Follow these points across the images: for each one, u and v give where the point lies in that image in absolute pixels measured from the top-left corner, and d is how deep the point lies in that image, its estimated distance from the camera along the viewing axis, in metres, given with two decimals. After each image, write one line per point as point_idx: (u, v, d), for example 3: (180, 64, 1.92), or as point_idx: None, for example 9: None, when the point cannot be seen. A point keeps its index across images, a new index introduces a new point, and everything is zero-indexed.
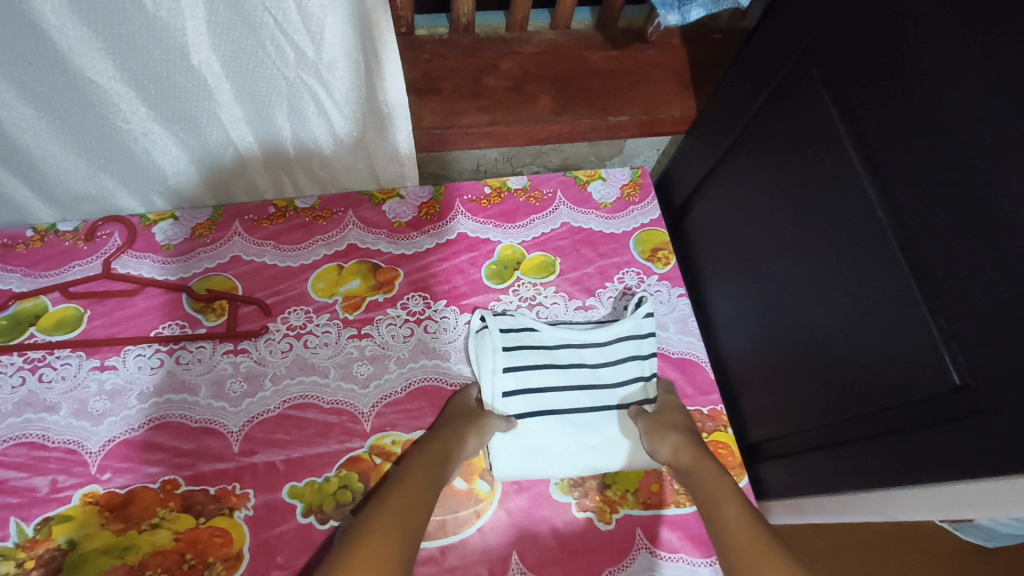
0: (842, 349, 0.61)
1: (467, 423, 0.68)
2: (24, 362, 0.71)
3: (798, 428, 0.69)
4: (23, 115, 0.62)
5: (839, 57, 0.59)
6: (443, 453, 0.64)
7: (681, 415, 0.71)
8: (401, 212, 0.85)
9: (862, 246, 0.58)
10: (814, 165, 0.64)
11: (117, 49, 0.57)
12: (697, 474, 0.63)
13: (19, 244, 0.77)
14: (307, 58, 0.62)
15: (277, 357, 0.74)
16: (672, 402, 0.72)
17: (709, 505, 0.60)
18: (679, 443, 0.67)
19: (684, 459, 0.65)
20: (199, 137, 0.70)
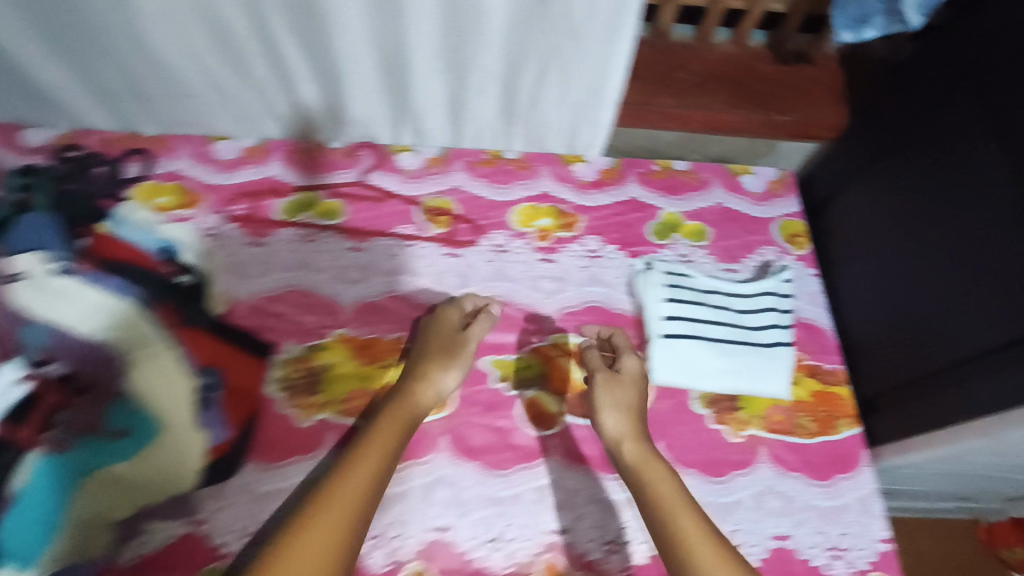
0: (974, 302, 0.74)
1: (450, 361, 0.79)
2: (299, 235, 0.93)
3: (925, 376, 0.82)
4: (354, 48, 0.84)
5: (989, 68, 0.74)
6: (423, 394, 0.76)
7: (636, 390, 0.77)
8: (586, 173, 1.02)
9: (989, 222, 0.73)
10: (951, 161, 0.79)
11: (436, 9, 0.79)
12: (650, 466, 0.70)
13: (300, 152, 1.00)
14: (568, 28, 0.82)
15: (483, 264, 0.94)
16: (632, 369, 0.79)
17: (655, 491, 0.67)
18: (630, 424, 0.74)
19: (642, 450, 0.72)
20: (460, 85, 0.91)
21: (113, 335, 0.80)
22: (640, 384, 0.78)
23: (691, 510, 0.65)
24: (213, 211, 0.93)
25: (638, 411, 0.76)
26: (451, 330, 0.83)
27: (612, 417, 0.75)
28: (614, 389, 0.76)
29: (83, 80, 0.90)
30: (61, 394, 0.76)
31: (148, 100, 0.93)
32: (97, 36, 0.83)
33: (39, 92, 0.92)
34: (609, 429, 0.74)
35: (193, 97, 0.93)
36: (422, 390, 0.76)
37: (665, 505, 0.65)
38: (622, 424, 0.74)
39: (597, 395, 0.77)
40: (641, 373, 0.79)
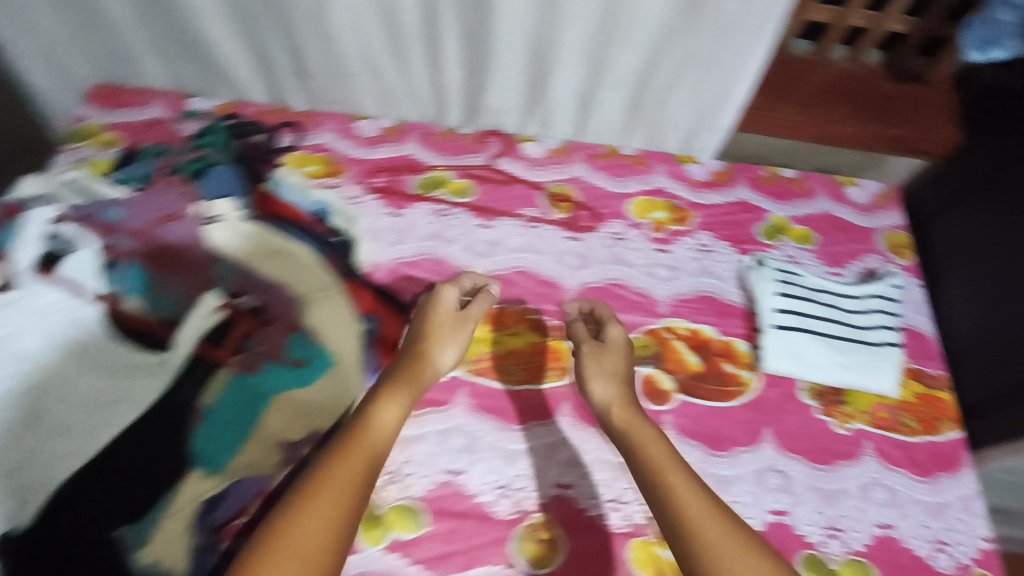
0: None
1: (444, 339, 0.77)
2: (433, 210, 1.00)
3: None
4: (510, 40, 0.92)
5: None
6: (407, 392, 0.71)
7: (622, 358, 0.80)
8: (699, 173, 1.08)
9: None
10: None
11: (595, 6, 0.86)
12: (636, 424, 0.71)
13: (435, 134, 1.08)
14: (712, 31, 0.88)
15: (603, 249, 0.99)
16: (617, 336, 0.82)
17: (686, 509, 0.61)
18: (621, 391, 0.76)
19: (631, 412, 0.73)
20: (597, 81, 0.98)
21: (299, 275, 0.80)
22: (625, 352, 0.81)
23: (688, 476, 0.65)
24: (357, 181, 1.01)
25: (625, 382, 0.77)
26: (449, 311, 0.80)
27: (601, 384, 0.76)
28: (603, 359, 0.79)
29: (254, 54, 1.00)
30: (249, 321, 0.76)
31: (307, 76, 1.02)
32: (278, 13, 0.92)
33: (214, 63, 1.02)
34: (598, 396, 0.76)
35: (349, 76, 1.01)
36: (411, 384, 0.72)
37: (698, 529, 0.60)
38: (613, 391, 0.75)
39: (586, 365, 0.79)
40: (625, 343, 0.82)
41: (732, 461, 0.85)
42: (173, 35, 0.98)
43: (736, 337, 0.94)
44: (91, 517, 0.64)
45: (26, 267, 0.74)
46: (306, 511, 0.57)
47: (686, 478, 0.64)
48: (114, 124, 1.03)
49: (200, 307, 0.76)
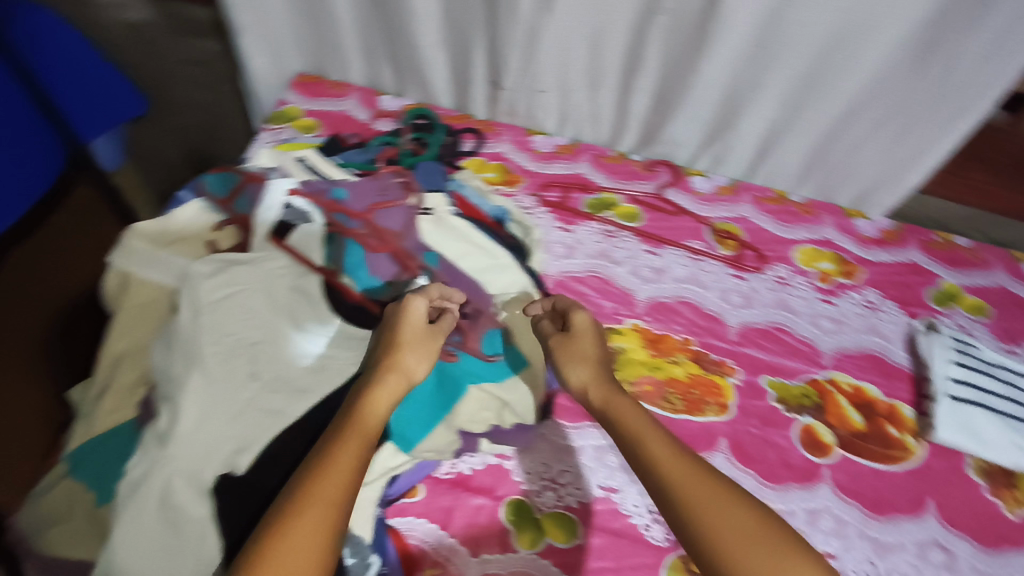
0: None
1: (415, 350, 0.70)
2: (601, 229, 1.02)
3: None
4: (712, 81, 0.94)
5: None
6: (382, 403, 0.64)
7: (593, 342, 0.77)
8: (867, 229, 1.06)
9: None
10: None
11: (810, 56, 0.88)
12: (615, 399, 0.69)
13: (605, 157, 1.11)
14: (925, 90, 0.88)
15: (767, 292, 0.99)
16: (581, 321, 0.79)
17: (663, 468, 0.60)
18: (594, 372, 0.73)
19: (607, 389, 0.71)
20: (788, 125, 0.99)
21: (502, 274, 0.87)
22: (593, 334, 0.78)
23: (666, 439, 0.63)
24: (529, 192, 1.05)
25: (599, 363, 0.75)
26: (422, 325, 0.73)
27: (575, 371, 0.74)
28: (570, 347, 0.76)
29: (455, 61, 1.06)
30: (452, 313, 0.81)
31: (498, 87, 1.07)
32: (492, 27, 0.97)
33: (415, 65, 1.08)
34: (576, 380, 0.74)
35: (541, 93, 1.05)
36: (383, 392, 0.65)
37: (693, 502, 0.56)
38: (587, 373, 0.73)
39: (558, 357, 0.77)
40: (590, 325, 0.79)
41: (894, 528, 0.81)
42: (386, 34, 1.06)
43: (901, 401, 0.91)
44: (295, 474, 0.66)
45: (264, 235, 0.80)
46: (295, 528, 0.51)
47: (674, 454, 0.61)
48: (311, 111, 1.11)
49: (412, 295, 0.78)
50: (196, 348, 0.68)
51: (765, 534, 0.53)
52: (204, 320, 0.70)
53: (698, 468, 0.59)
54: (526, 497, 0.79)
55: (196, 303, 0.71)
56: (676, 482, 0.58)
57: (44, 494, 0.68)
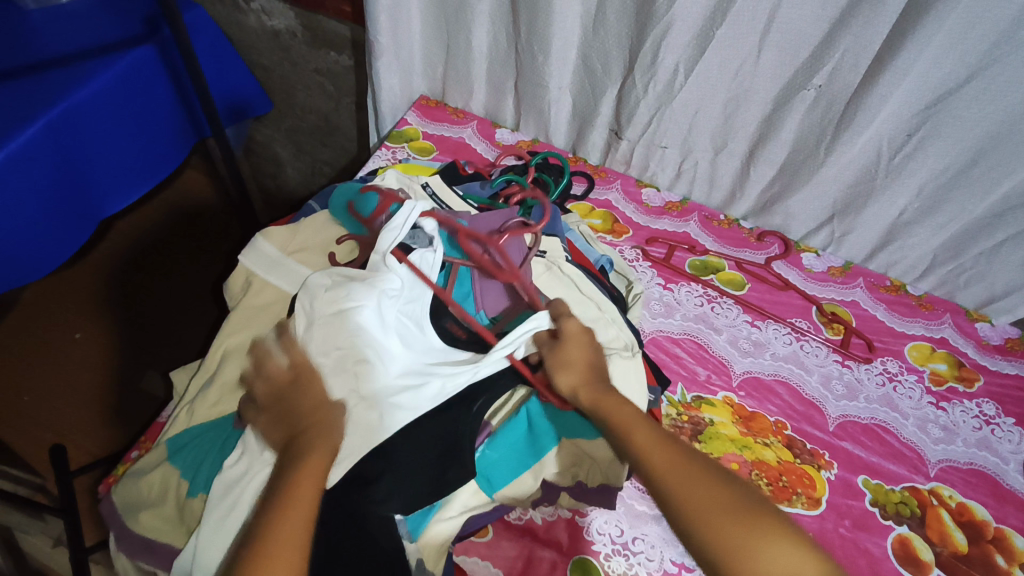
0: None
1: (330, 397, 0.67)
2: (702, 292, 1.00)
3: None
4: (845, 159, 0.92)
5: None
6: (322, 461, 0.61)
7: (582, 347, 0.71)
8: (990, 335, 1.00)
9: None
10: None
11: (957, 149, 0.84)
12: (605, 399, 0.65)
13: (715, 221, 1.09)
14: None
15: (872, 384, 0.94)
16: (574, 330, 0.73)
17: (646, 457, 0.59)
18: (583, 375, 0.69)
19: (597, 390, 0.67)
20: (919, 214, 0.94)
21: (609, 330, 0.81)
22: (585, 336, 0.72)
23: (649, 428, 0.61)
24: (633, 245, 1.05)
25: (589, 369, 0.69)
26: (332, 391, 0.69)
27: (563, 378, 0.69)
28: (559, 355, 0.71)
29: (579, 106, 1.08)
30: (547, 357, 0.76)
31: (618, 137, 1.08)
32: (626, 80, 0.98)
33: (540, 105, 1.10)
34: (563, 385, 0.69)
35: (662, 149, 1.06)
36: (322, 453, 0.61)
37: (664, 477, 0.56)
38: (575, 377, 0.69)
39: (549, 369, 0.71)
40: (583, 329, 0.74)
41: None
42: (518, 72, 1.09)
43: (1012, 527, 0.83)
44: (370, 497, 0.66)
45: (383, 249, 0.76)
46: None
47: (658, 440, 0.60)
48: (429, 134, 1.16)
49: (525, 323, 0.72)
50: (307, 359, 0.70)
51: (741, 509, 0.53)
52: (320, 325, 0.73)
53: (683, 455, 0.58)
54: (596, 559, 0.77)
55: (308, 319, 0.73)
56: (661, 473, 0.57)
57: (143, 473, 0.71)
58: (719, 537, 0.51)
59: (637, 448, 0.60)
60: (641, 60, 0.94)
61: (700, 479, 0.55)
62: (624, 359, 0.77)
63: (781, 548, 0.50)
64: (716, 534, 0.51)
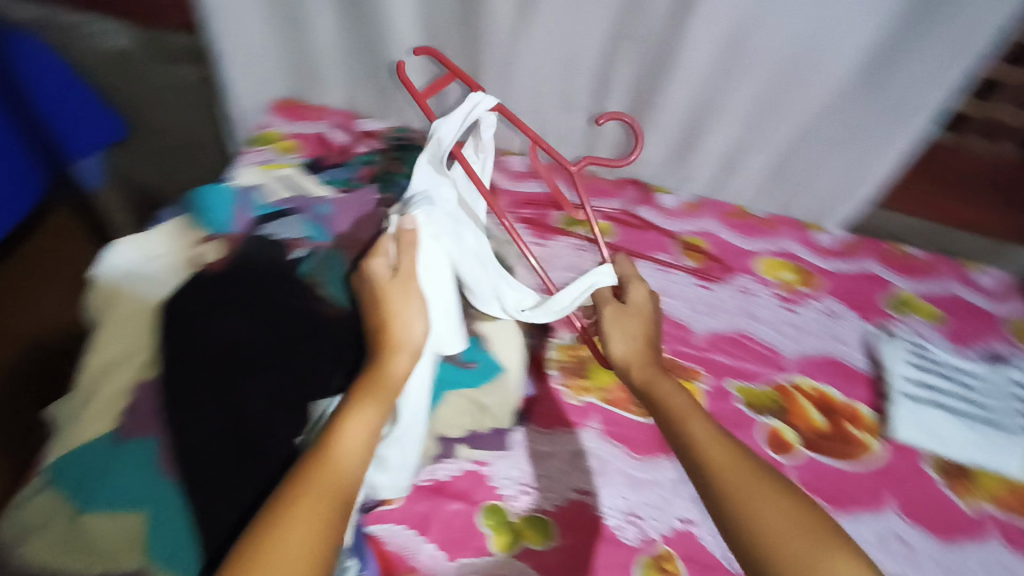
0: None
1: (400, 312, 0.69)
2: (573, 244, 1.07)
3: None
4: (674, 103, 1.01)
5: None
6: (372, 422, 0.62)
7: (643, 322, 0.78)
8: (826, 241, 1.12)
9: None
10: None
11: (763, 79, 0.94)
12: (657, 379, 0.71)
13: (578, 178, 1.16)
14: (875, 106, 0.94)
15: (732, 300, 1.04)
16: (638, 295, 0.80)
17: (705, 453, 0.61)
18: (640, 348, 0.75)
19: (649, 369, 0.73)
20: (745, 143, 1.05)
21: None
22: (648, 312, 0.79)
23: (701, 417, 0.66)
24: (504, 210, 1.10)
25: (648, 344, 0.76)
26: (385, 276, 0.70)
27: (620, 344, 0.76)
28: (626, 323, 0.78)
29: (434, 86, 1.12)
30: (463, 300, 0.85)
31: (474, 111, 1.13)
32: (471, 54, 1.03)
33: (395, 91, 1.13)
34: (616, 352, 0.76)
35: (517, 116, 1.11)
36: (374, 411, 0.62)
37: (725, 479, 0.59)
38: (629, 346, 0.75)
39: (608, 326, 0.78)
40: (648, 302, 0.80)
41: (853, 521, 0.84)
42: (367, 62, 1.11)
43: (860, 401, 0.95)
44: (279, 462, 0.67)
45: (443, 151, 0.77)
46: None
47: (717, 437, 0.63)
48: (296, 133, 1.16)
49: (587, 279, 0.78)
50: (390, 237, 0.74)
51: (807, 525, 0.55)
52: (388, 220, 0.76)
53: (747, 465, 0.60)
54: (502, 502, 0.82)
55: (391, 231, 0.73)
56: (720, 473, 0.59)
57: (25, 503, 0.69)
58: (779, 543, 0.54)
59: (693, 439, 0.63)
60: (479, 32, 0.99)
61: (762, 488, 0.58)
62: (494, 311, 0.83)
63: (838, 560, 0.53)
64: (781, 542, 0.54)
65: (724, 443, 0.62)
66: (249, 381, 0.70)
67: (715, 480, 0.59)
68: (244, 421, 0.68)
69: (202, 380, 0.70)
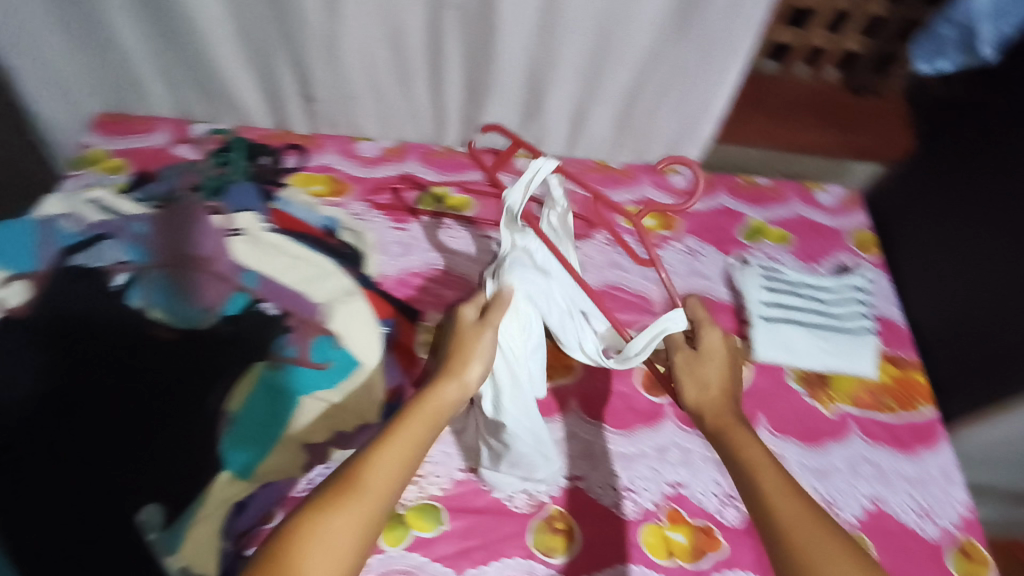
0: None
1: (470, 355, 0.71)
2: (435, 223, 1.05)
3: (977, 366, 0.97)
4: (511, 67, 0.99)
5: None
6: (343, 552, 0.52)
7: (721, 368, 0.73)
8: (681, 183, 1.15)
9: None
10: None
11: (590, 32, 0.94)
12: (729, 426, 0.68)
13: (433, 153, 1.13)
14: (701, 47, 0.95)
15: (599, 254, 1.05)
16: (714, 343, 0.75)
17: (776, 506, 0.58)
18: (714, 396, 0.71)
19: (722, 417, 0.69)
20: (587, 98, 1.05)
21: (314, 281, 0.82)
22: (727, 359, 0.74)
23: (781, 473, 0.62)
24: (359, 199, 1.06)
25: (727, 389, 0.72)
26: (472, 321, 0.74)
27: (688, 388, 0.73)
28: (696, 368, 0.74)
29: (261, 79, 1.05)
30: (308, 296, 0.80)
31: (311, 100, 1.07)
32: (289, 41, 0.97)
33: (221, 89, 1.06)
34: (688, 398, 0.73)
35: (356, 99, 1.07)
36: (356, 519, 0.53)
37: (790, 529, 0.56)
38: (698, 392, 0.72)
39: (677, 368, 0.75)
40: (724, 347, 0.76)
41: None
42: (184, 61, 1.02)
43: (727, 331, 1.00)
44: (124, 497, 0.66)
45: (513, 207, 0.76)
46: None
47: (787, 490, 0.60)
48: (120, 151, 1.04)
49: (658, 323, 0.74)
50: (485, 296, 0.79)
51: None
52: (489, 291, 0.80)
53: (820, 523, 0.56)
54: None
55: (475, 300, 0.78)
56: (789, 526, 0.56)
57: None
58: None
59: (761, 492, 0.60)
60: (289, 15, 0.93)
61: (835, 549, 0.54)
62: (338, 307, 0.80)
63: None
64: None
65: (795, 496, 0.59)
66: (92, 418, 0.68)
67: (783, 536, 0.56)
68: (102, 454, 0.67)
69: (60, 416, 0.67)
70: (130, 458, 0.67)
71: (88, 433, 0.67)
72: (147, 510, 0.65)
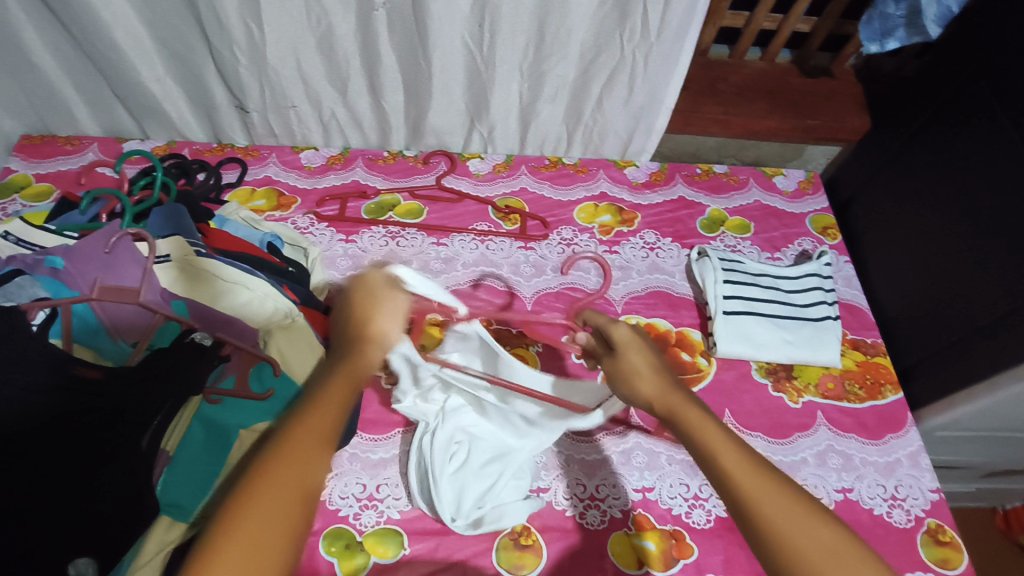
0: (987, 274, 0.87)
1: (383, 308, 0.63)
2: (385, 232, 1.01)
3: (939, 346, 0.95)
4: (450, 65, 0.95)
5: (1002, 63, 0.85)
6: (339, 409, 0.53)
7: (645, 355, 0.65)
8: (637, 176, 1.13)
9: (1008, 184, 0.84)
10: (983, 130, 0.88)
11: (528, 27, 0.91)
12: (675, 404, 0.60)
13: (380, 159, 1.10)
14: (645, 37, 0.92)
15: (555, 255, 1.02)
16: (624, 337, 0.67)
17: (697, 433, 0.57)
18: (654, 389, 0.62)
19: (668, 402, 0.61)
20: (532, 95, 1.01)
21: (247, 301, 0.78)
22: (643, 343, 0.66)
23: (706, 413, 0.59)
24: (304, 212, 1.02)
25: (659, 373, 0.63)
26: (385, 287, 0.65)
27: (633, 396, 0.64)
28: (620, 368, 0.65)
29: (190, 92, 1.00)
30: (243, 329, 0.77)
31: (244, 110, 1.02)
32: (212, 52, 0.92)
33: (147, 104, 1.01)
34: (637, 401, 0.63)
35: (292, 108, 1.03)
36: (338, 390, 0.54)
37: (709, 443, 0.56)
38: (643, 395, 0.63)
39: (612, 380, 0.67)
40: (638, 333, 0.67)
41: None
42: (104, 77, 0.97)
43: (689, 326, 0.98)
44: (57, 542, 0.58)
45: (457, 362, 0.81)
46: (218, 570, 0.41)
47: (705, 420, 0.58)
48: (43, 175, 1.00)
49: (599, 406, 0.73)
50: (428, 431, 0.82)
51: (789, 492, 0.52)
52: (423, 427, 0.83)
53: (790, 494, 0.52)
54: (347, 523, 0.79)
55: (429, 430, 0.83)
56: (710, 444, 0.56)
57: None
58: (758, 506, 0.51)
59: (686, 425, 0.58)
60: (208, 23, 0.88)
61: (758, 473, 0.53)
62: (276, 332, 0.78)
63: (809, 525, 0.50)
64: (764, 507, 0.51)
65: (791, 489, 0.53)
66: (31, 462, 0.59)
67: (774, 538, 0.50)
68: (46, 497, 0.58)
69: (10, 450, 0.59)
70: (63, 500, 0.59)
71: (34, 474, 0.59)
72: (80, 564, 0.59)
